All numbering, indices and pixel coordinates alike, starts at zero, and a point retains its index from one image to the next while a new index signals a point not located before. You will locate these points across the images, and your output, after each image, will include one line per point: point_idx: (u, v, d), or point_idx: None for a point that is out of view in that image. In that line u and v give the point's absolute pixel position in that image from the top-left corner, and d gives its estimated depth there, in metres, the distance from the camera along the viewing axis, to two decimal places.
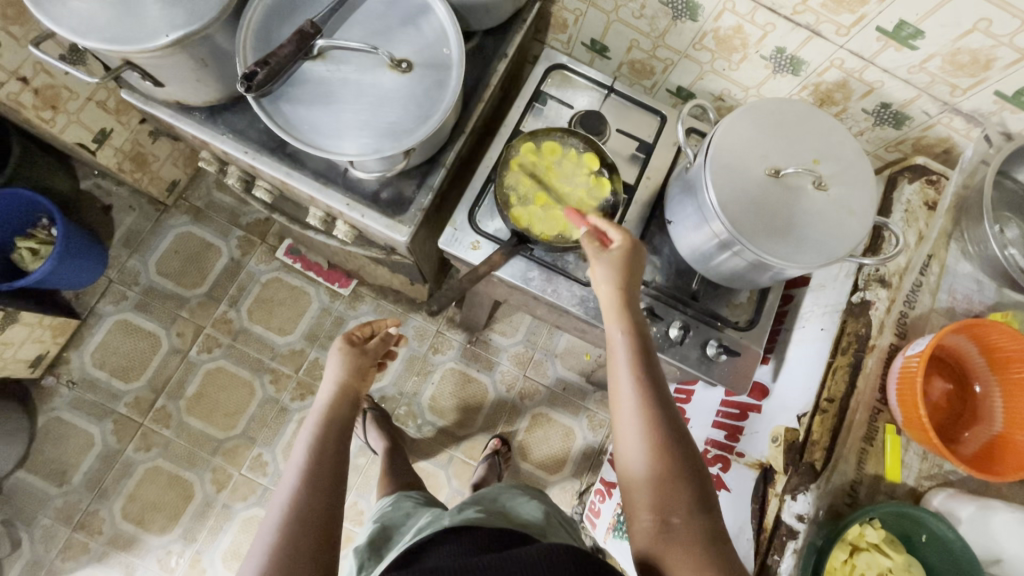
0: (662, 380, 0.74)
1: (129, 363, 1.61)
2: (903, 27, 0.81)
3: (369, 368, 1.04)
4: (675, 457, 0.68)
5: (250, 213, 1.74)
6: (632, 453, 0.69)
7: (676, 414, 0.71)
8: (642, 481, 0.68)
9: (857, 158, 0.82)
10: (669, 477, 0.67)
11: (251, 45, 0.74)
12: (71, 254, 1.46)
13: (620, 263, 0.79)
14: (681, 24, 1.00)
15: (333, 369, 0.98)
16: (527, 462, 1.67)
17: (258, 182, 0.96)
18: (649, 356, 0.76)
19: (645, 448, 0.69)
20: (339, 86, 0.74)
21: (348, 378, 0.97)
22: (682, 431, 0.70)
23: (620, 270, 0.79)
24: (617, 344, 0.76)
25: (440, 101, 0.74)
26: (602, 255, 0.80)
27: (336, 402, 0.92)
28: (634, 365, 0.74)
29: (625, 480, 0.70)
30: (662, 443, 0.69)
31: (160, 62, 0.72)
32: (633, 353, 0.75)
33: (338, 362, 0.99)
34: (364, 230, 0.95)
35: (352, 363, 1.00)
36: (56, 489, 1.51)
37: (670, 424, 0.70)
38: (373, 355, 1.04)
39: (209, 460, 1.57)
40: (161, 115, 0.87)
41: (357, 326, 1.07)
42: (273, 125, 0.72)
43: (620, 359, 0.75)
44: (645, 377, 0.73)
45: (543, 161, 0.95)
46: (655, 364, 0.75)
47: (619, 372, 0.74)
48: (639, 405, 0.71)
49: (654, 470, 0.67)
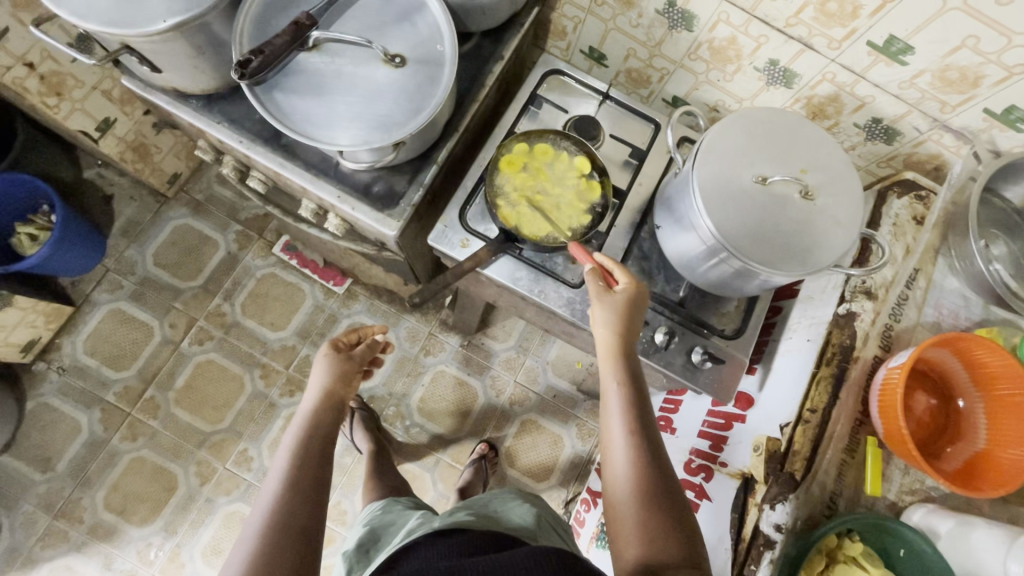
0: (653, 427, 0.75)
1: (121, 353, 1.61)
2: (893, 42, 0.82)
3: (355, 375, 1.02)
4: (665, 505, 0.68)
5: (249, 208, 1.75)
6: (620, 496, 0.69)
7: (669, 463, 0.72)
8: (629, 530, 0.66)
9: (844, 170, 0.82)
10: (655, 523, 0.66)
11: (248, 34, 0.75)
12: (69, 241, 1.47)
13: (621, 307, 0.81)
14: (678, 34, 1.01)
15: (319, 375, 0.97)
16: (514, 469, 1.66)
17: (253, 172, 0.97)
18: (643, 406, 0.76)
19: (632, 495, 0.68)
20: (333, 77, 0.75)
21: (334, 383, 0.97)
22: (672, 483, 0.70)
23: (620, 316, 0.81)
24: (610, 388, 0.77)
25: (432, 97, 0.75)
26: (604, 297, 0.81)
27: (321, 408, 0.92)
28: (625, 410, 0.75)
29: (614, 527, 0.68)
30: (650, 490, 0.69)
31: (158, 47, 0.73)
32: (625, 398, 0.76)
33: (323, 365, 0.98)
34: (354, 223, 0.96)
35: (340, 367, 0.99)
36: (40, 475, 1.51)
37: (662, 471, 0.71)
38: (360, 360, 1.04)
39: (194, 453, 1.57)
40: (159, 102, 0.88)
41: (344, 332, 1.07)
42: (265, 113, 0.73)
43: (611, 404, 0.76)
44: (636, 421, 0.74)
45: (534, 162, 0.96)
46: (650, 417, 0.76)
47: (612, 417, 0.75)
48: (629, 449, 0.72)
49: (641, 513, 0.67)
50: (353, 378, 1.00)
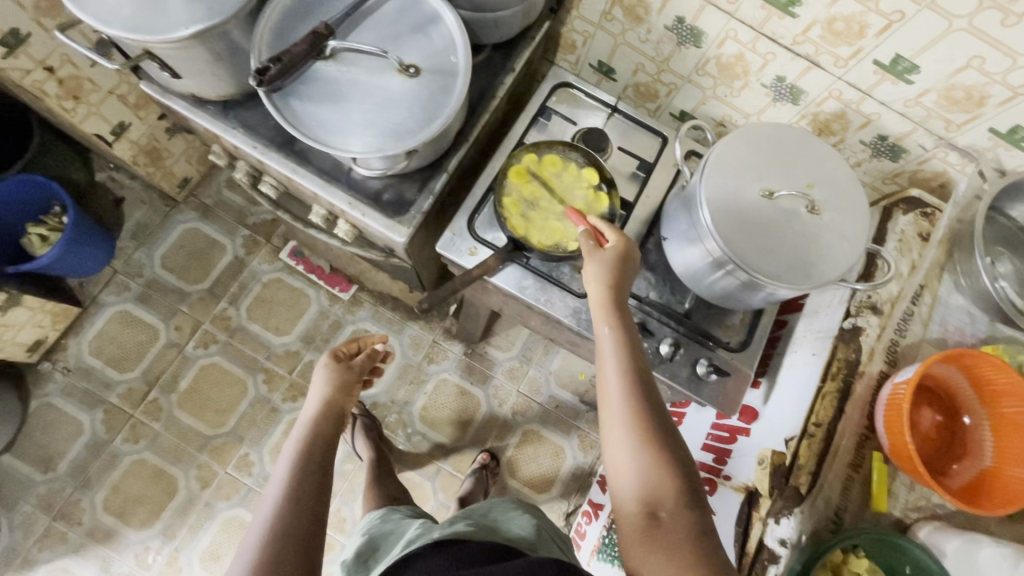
0: (647, 373, 0.75)
1: (125, 355, 1.61)
2: (899, 61, 0.83)
3: (354, 385, 1.05)
4: (664, 453, 0.68)
5: (258, 214, 1.77)
6: (618, 450, 0.69)
7: (665, 412, 0.72)
8: (630, 476, 0.67)
9: (850, 185, 0.83)
10: (654, 466, 0.67)
11: (266, 43, 0.76)
12: (80, 242, 1.49)
13: (612, 261, 0.81)
14: (686, 50, 1.03)
15: (319, 385, 1.00)
16: (515, 479, 1.65)
17: (265, 178, 0.98)
18: (637, 352, 0.76)
19: (630, 441, 0.69)
20: (348, 86, 0.77)
21: (335, 393, 1.00)
22: (669, 427, 0.70)
23: (611, 269, 0.80)
24: (602, 337, 0.77)
25: (444, 106, 0.77)
26: (596, 253, 0.81)
27: (322, 417, 0.94)
28: (619, 357, 0.75)
29: (613, 473, 0.69)
30: (647, 434, 0.69)
31: (179, 54, 0.75)
32: (619, 346, 0.76)
33: (323, 377, 1.02)
34: (364, 229, 0.97)
35: (339, 378, 1.02)
36: (40, 476, 1.50)
37: (659, 421, 0.71)
38: (359, 371, 1.06)
39: (196, 457, 1.57)
40: (176, 107, 0.89)
41: (343, 343, 1.10)
42: (282, 119, 0.75)
43: (605, 352, 0.76)
44: (631, 367, 0.74)
45: (543, 172, 0.97)
46: (644, 363, 0.76)
47: (606, 365, 0.75)
48: (625, 395, 0.72)
49: (638, 456, 0.67)
50: (353, 386, 1.03)
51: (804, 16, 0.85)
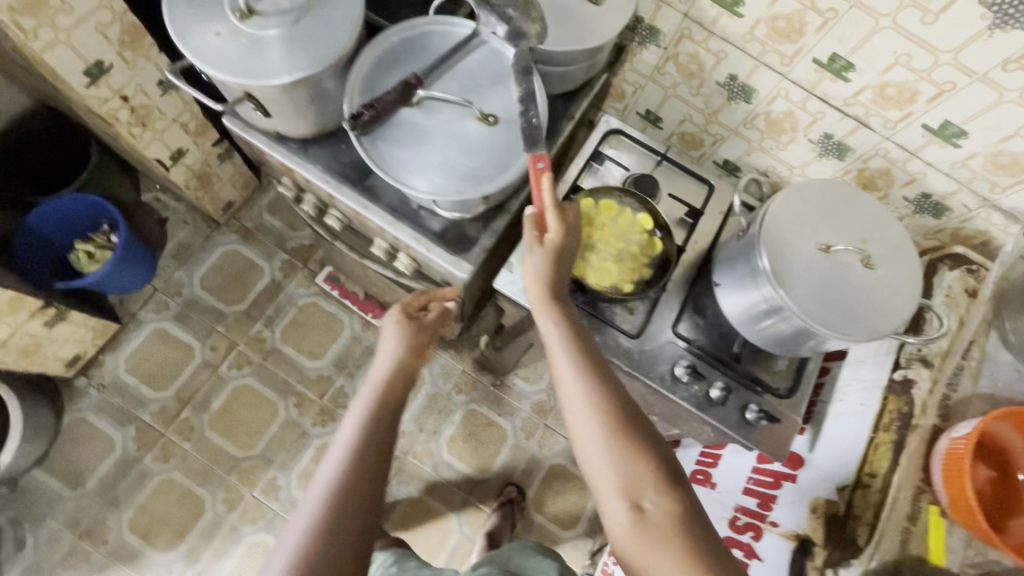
0: (599, 358, 0.80)
1: (161, 373, 1.63)
2: (948, 126, 0.88)
3: (426, 345, 0.96)
4: (633, 437, 0.72)
5: (296, 238, 1.81)
6: (591, 454, 0.72)
7: (623, 393, 0.76)
8: (603, 465, 0.70)
9: (903, 242, 0.86)
10: (624, 449, 0.71)
11: (358, 89, 0.81)
12: (127, 260, 1.52)
13: (551, 254, 0.82)
14: (736, 105, 1.08)
15: (390, 343, 0.92)
16: (540, 514, 1.65)
17: (332, 211, 1.02)
18: (583, 339, 0.80)
19: (598, 432, 0.72)
20: (431, 131, 0.81)
21: (406, 357, 0.91)
22: (632, 407, 0.75)
23: (551, 260, 0.82)
24: (550, 334, 0.81)
25: (520, 155, 0.81)
26: (535, 246, 0.82)
27: (389, 388, 0.86)
28: (568, 348, 0.79)
29: (587, 466, 0.73)
30: (613, 419, 0.73)
31: (277, 97, 0.79)
32: (566, 337, 0.80)
33: (393, 336, 0.92)
34: (424, 264, 1.00)
35: (405, 343, 0.92)
36: (69, 492, 1.51)
37: (627, 415, 0.74)
38: (429, 331, 0.97)
39: (224, 478, 1.57)
40: (255, 141, 0.94)
41: (414, 295, 0.98)
42: (369, 160, 0.79)
43: (553, 348, 0.80)
44: (582, 356, 0.78)
45: (600, 216, 1.00)
46: (592, 349, 0.80)
47: (558, 362, 0.78)
48: (583, 385, 0.76)
49: (609, 444, 0.71)
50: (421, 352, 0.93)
51: (857, 81, 0.90)
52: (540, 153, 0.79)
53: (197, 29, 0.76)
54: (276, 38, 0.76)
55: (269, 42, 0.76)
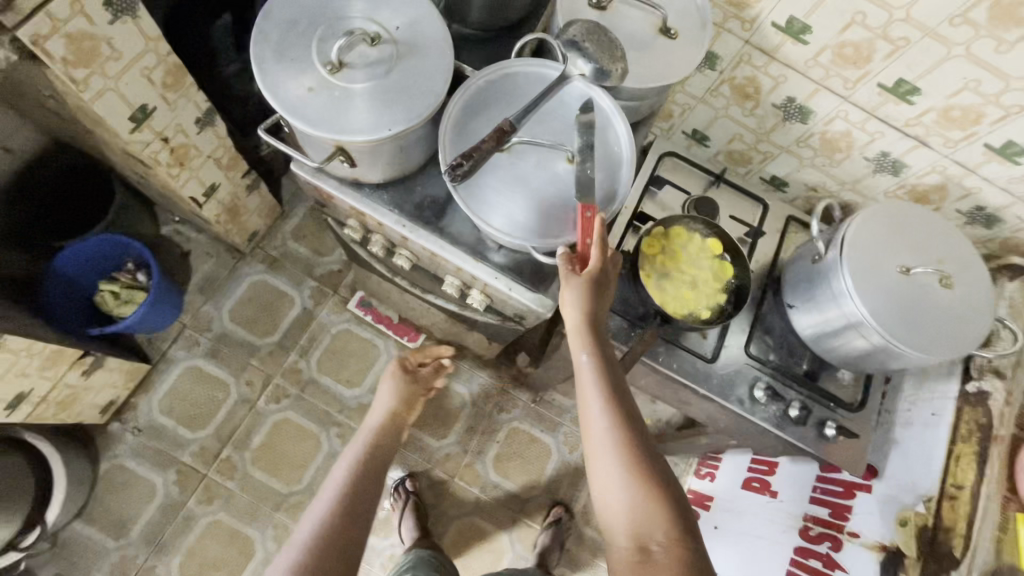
0: (627, 395, 0.78)
1: (197, 412, 1.59)
2: (1010, 146, 0.91)
3: (418, 395, 1.21)
4: (654, 480, 0.71)
5: (324, 265, 1.78)
6: (610, 495, 0.71)
7: (647, 435, 0.75)
8: (620, 507, 0.70)
9: (973, 259, 0.89)
10: (643, 494, 0.70)
11: (449, 138, 0.80)
12: (160, 301, 1.49)
13: (587, 287, 0.78)
14: (790, 125, 1.10)
15: (388, 395, 1.18)
16: (589, 527, 1.66)
17: (401, 251, 1.00)
18: (613, 376, 0.78)
19: (620, 474, 0.71)
20: (525, 177, 0.80)
21: (397, 406, 1.15)
22: (652, 450, 0.74)
23: (588, 293, 0.78)
24: (583, 366, 0.78)
25: (614, 196, 0.81)
26: (572, 279, 0.78)
27: (386, 426, 1.10)
28: (600, 383, 0.77)
29: (602, 506, 0.72)
30: (635, 462, 0.72)
31: (368, 149, 0.77)
32: (598, 373, 0.77)
33: (392, 388, 1.18)
34: (499, 299, 1.00)
35: (398, 390, 1.19)
36: (113, 542, 1.46)
37: (648, 454, 0.73)
38: (424, 381, 1.24)
39: (271, 516, 1.54)
40: (327, 186, 0.92)
41: (413, 354, 1.27)
42: (469, 211, 0.79)
43: (587, 382, 0.77)
44: (612, 394, 0.76)
45: (671, 244, 1.01)
46: (622, 386, 0.78)
47: (588, 396, 0.76)
48: (609, 423, 0.74)
49: (628, 487, 0.70)
50: (409, 398, 1.18)
51: (921, 104, 0.92)
52: (590, 202, 0.76)
53: (287, 82, 0.73)
54: (366, 92, 0.74)
55: (363, 95, 0.74)
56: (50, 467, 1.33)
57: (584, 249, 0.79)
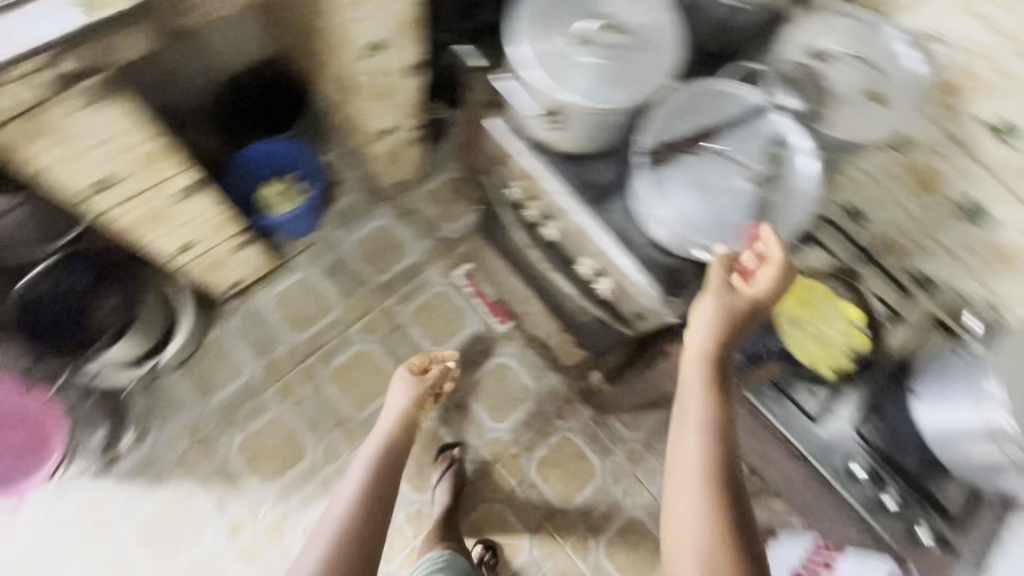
0: (733, 429, 0.78)
1: (299, 318, 1.74)
2: None
3: (426, 398, 1.27)
4: (730, 534, 0.71)
5: (446, 229, 1.91)
6: (686, 527, 0.72)
7: (738, 481, 0.75)
8: (693, 547, 0.71)
9: None
10: (723, 542, 0.71)
11: (652, 126, 0.86)
12: (311, 211, 1.73)
13: (724, 317, 0.79)
14: (963, 225, 1.05)
15: (400, 396, 1.24)
16: (609, 561, 1.63)
17: (552, 222, 1.08)
18: (723, 408, 0.77)
19: (698, 511, 0.72)
20: (708, 182, 0.85)
21: (408, 406, 1.22)
22: (739, 496, 0.74)
23: (722, 322, 0.79)
24: (694, 394, 0.78)
25: (785, 226, 0.83)
26: (716, 296, 0.79)
27: (396, 427, 1.17)
28: (707, 417, 0.77)
29: (670, 536, 0.75)
30: (720, 506, 0.72)
31: (576, 117, 0.86)
32: (707, 404, 0.78)
33: (404, 389, 1.26)
34: (626, 294, 1.03)
35: (413, 394, 1.25)
36: (196, 401, 1.62)
37: (733, 501, 0.73)
38: (431, 385, 1.29)
39: (329, 431, 1.64)
40: (513, 144, 1.02)
41: (420, 357, 1.32)
42: (648, 196, 0.84)
43: (693, 411, 0.77)
44: (715, 431, 0.76)
45: (809, 297, 1.02)
46: (730, 425, 0.78)
47: (690, 426, 0.77)
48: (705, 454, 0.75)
49: (708, 531, 0.71)
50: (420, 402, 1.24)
51: None
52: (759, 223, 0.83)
53: (533, 42, 0.84)
54: (595, 69, 0.84)
55: (594, 71, 0.84)
56: (181, 316, 1.53)
57: (749, 267, 0.81)
